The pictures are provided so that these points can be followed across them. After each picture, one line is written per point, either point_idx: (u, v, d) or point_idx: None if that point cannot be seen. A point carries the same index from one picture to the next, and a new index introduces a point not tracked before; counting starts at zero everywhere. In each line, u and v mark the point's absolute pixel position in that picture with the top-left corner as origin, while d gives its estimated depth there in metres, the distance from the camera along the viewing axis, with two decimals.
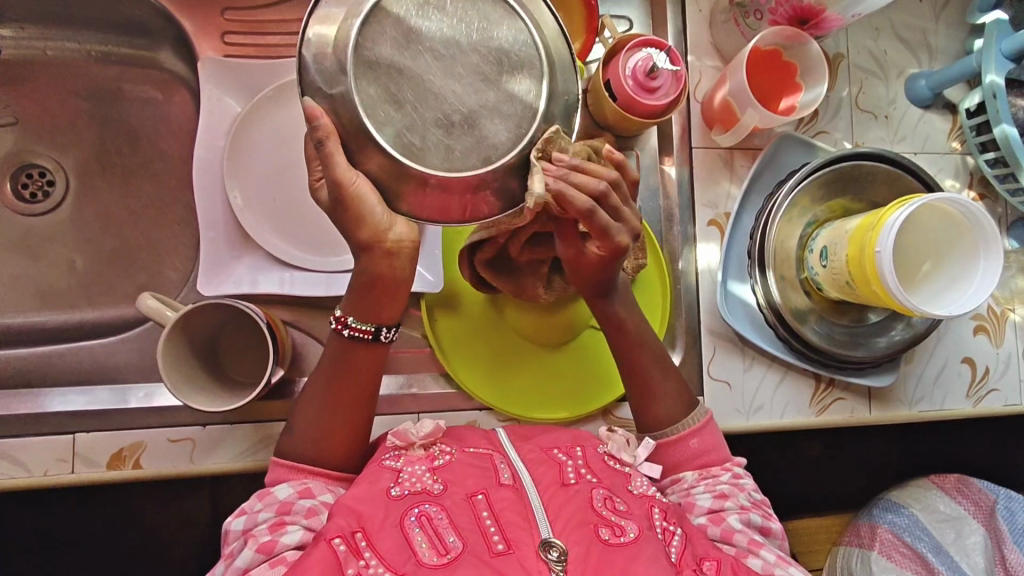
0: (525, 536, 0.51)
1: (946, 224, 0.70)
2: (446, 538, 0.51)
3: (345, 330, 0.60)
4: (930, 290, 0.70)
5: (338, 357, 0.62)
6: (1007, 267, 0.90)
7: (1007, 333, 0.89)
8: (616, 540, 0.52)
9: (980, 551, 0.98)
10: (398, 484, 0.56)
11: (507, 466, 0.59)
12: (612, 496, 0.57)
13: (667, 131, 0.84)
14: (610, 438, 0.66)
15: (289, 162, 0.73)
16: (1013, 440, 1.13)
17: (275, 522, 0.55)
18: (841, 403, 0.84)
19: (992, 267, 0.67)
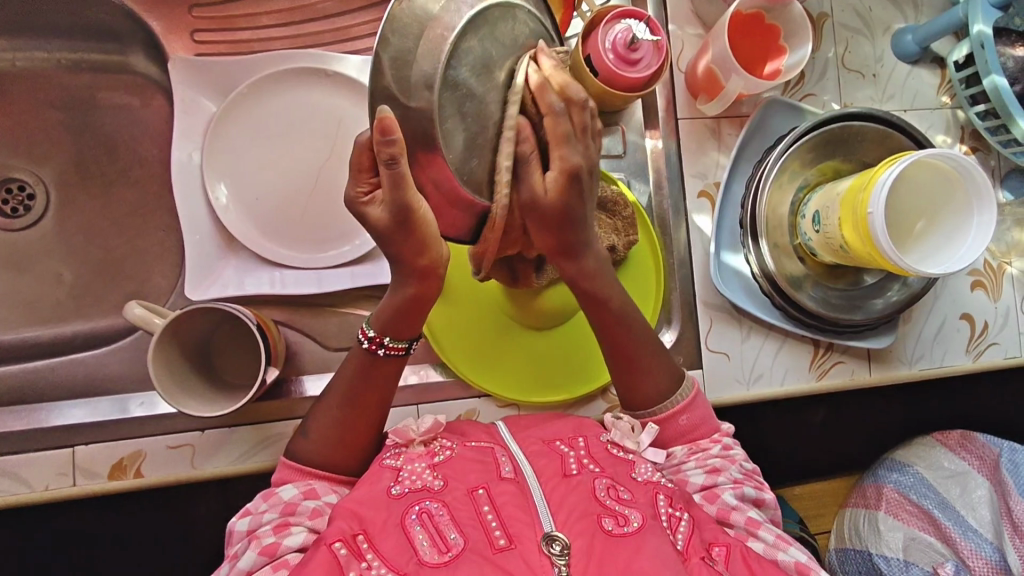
0: (528, 531, 0.51)
1: (938, 180, 0.69)
2: (448, 535, 0.52)
3: (381, 350, 0.62)
4: (926, 248, 0.69)
5: (361, 367, 0.64)
6: (1003, 220, 0.89)
7: (1005, 287, 0.88)
8: (619, 530, 0.52)
9: (986, 505, 0.98)
10: (399, 483, 0.57)
11: (508, 459, 0.59)
12: (616, 485, 0.57)
13: (651, 104, 0.82)
14: (614, 426, 0.66)
15: (271, 161, 0.72)
16: (1015, 392, 1.14)
17: (280, 524, 0.56)
18: (841, 367, 0.84)
19: (987, 222, 0.66)
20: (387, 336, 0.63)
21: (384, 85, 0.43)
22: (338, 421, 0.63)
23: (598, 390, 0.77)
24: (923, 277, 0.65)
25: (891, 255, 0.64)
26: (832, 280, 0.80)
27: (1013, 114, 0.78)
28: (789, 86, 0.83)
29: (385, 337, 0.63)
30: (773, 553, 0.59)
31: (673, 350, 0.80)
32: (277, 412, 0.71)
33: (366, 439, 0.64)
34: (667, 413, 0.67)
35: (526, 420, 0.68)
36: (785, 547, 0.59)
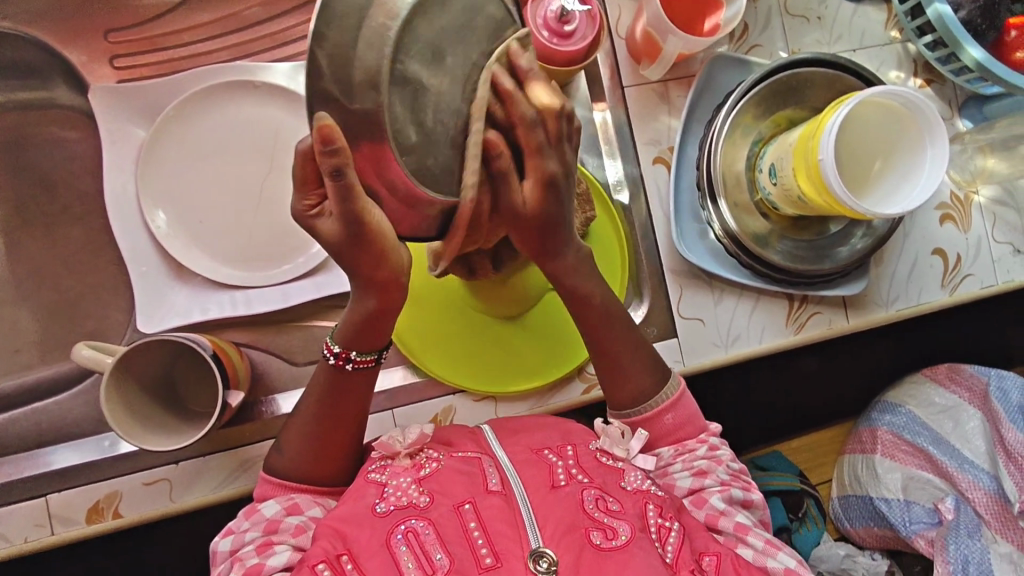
0: (515, 549, 0.50)
1: (888, 119, 0.67)
2: (433, 555, 0.51)
3: (348, 364, 0.60)
4: (883, 189, 0.68)
5: (330, 382, 0.62)
6: (964, 149, 0.88)
7: (974, 216, 0.87)
8: (608, 544, 0.51)
9: (981, 435, 0.97)
10: (383, 501, 0.56)
11: (495, 470, 0.58)
12: (605, 496, 0.56)
13: (595, 74, 0.80)
14: (604, 432, 0.65)
15: (210, 180, 0.69)
16: (996, 317, 1.14)
17: (262, 543, 0.55)
18: (818, 318, 0.83)
19: (939, 156, 0.64)
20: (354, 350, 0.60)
21: (324, 85, 0.38)
22: (312, 436, 0.62)
23: (574, 371, 0.76)
24: (882, 220, 0.64)
25: (846, 201, 0.62)
26: (797, 230, 0.79)
27: (959, 39, 0.77)
28: (734, 40, 0.82)
29: (353, 351, 0.60)
30: (762, 560, 0.58)
31: (646, 323, 0.79)
32: (252, 434, 0.70)
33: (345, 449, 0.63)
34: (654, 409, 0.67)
35: (511, 424, 0.67)
36: (774, 554, 0.58)
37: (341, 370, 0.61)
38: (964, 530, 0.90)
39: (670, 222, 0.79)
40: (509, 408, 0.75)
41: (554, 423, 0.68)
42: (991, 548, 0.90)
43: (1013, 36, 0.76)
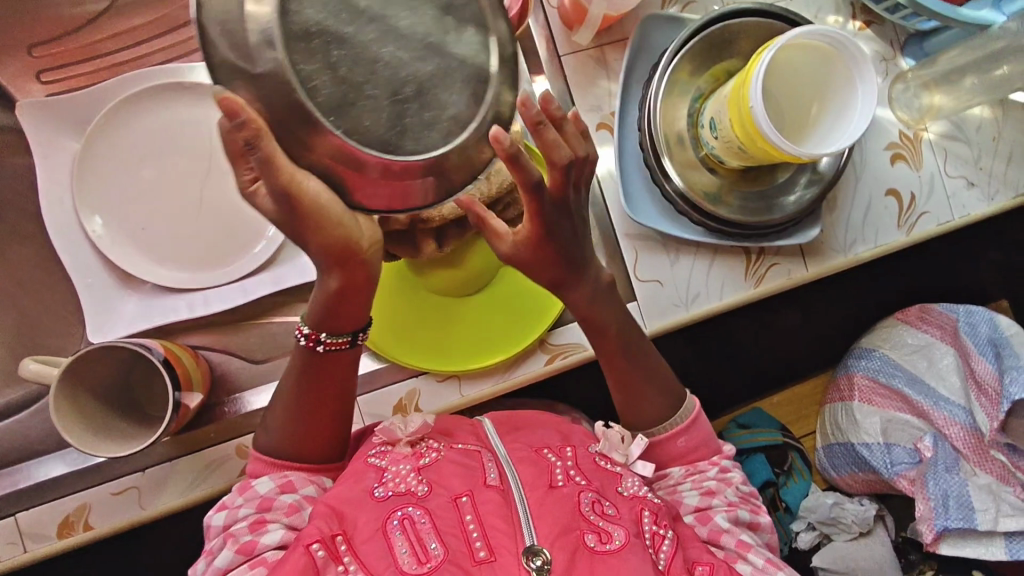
0: (509, 543, 0.52)
1: (819, 62, 0.67)
2: (428, 545, 0.53)
3: (319, 347, 0.57)
4: (822, 132, 0.68)
5: (307, 363, 0.60)
6: (908, 87, 0.87)
7: (925, 153, 0.87)
8: (602, 547, 0.53)
9: (954, 371, 0.98)
10: (383, 485, 0.58)
11: (494, 464, 0.60)
12: (601, 499, 0.58)
13: (530, 45, 0.79)
14: (605, 435, 0.68)
15: (148, 186, 0.69)
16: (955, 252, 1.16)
17: (256, 521, 0.56)
18: (776, 269, 0.83)
19: (870, 94, 0.65)
20: (324, 332, 0.57)
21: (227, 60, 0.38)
22: (298, 416, 0.62)
23: (535, 344, 0.77)
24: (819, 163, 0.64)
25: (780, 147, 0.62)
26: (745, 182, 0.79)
27: None
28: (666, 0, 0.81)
29: (323, 332, 0.57)
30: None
31: None
32: (217, 435, 0.70)
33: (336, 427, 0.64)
34: (668, 431, 0.69)
35: (513, 422, 0.70)
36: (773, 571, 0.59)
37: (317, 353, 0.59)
38: (941, 465, 0.91)
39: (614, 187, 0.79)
40: (473, 387, 0.75)
41: (558, 422, 0.71)
42: (969, 480, 0.90)
43: None
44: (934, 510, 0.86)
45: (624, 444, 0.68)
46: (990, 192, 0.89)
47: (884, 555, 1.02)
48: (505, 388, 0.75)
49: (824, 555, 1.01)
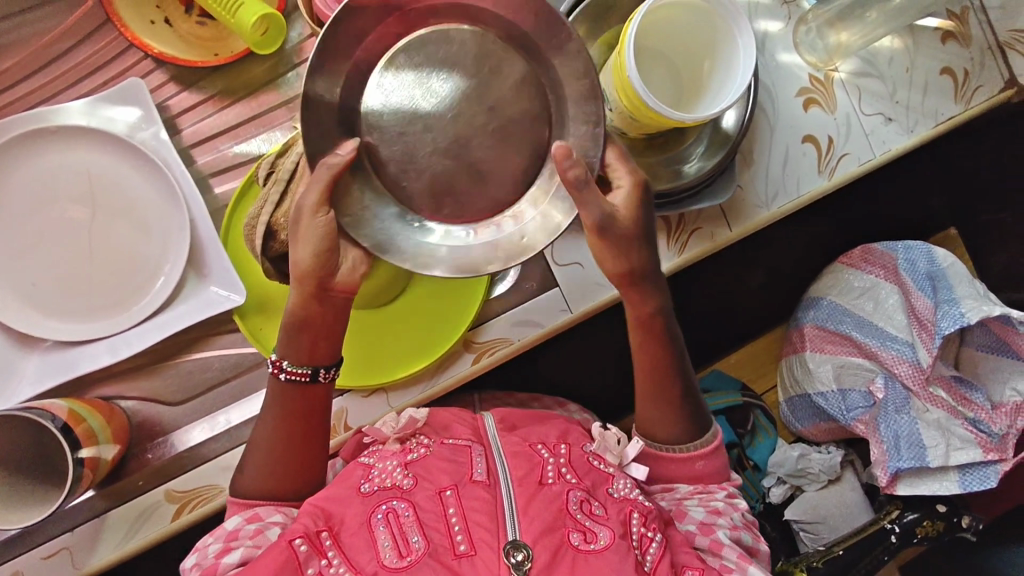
0: (489, 539, 0.54)
1: (696, 17, 0.66)
2: (410, 539, 0.55)
3: (281, 373, 0.63)
4: (713, 89, 0.67)
5: (279, 399, 0.64)
6: (811, 29, 0.84)
7: (838, 94, 0.85)
8: (586, 546, 0.55)
9: (901, 309, 0.95)
10: (369, 481, 0.62)
11: (482, 459, 0.62)
12: (590, 499, 0.60)
13: None
14: (601, 437, 0.70)
15: (31, 239, 0.67)
16: (889, 187, 1.16)
17: (223, 545, 0.57)
18: (700, 234, 0.81)
19: (749, 44, 0.64)
20: (287, 360, 0.64)
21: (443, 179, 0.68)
22: (268, 451, 0.64)
23: (460, 344, 0.75)
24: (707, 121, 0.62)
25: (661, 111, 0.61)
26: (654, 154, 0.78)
27: None
28: None
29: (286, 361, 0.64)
30: None
31: (523, 279, 0.77)
32: (150, 481, 0.69)
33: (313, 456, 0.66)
34: (685, 455, 0.71)
35: (511, 419, 0.72)
36: None
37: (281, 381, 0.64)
38: (892, 406, 0.91)
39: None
40: (401, 399, 0.74)
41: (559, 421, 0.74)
42: (919, 418, 0.90)
43: None
44: (886, 452, 0.88)
45: (617, 446, 0.70)
46: (909, 125, 0.87)
47: (853, 501, 1.02)
48: (432, 395, 0.74)
49: (795, 508, 1.01)
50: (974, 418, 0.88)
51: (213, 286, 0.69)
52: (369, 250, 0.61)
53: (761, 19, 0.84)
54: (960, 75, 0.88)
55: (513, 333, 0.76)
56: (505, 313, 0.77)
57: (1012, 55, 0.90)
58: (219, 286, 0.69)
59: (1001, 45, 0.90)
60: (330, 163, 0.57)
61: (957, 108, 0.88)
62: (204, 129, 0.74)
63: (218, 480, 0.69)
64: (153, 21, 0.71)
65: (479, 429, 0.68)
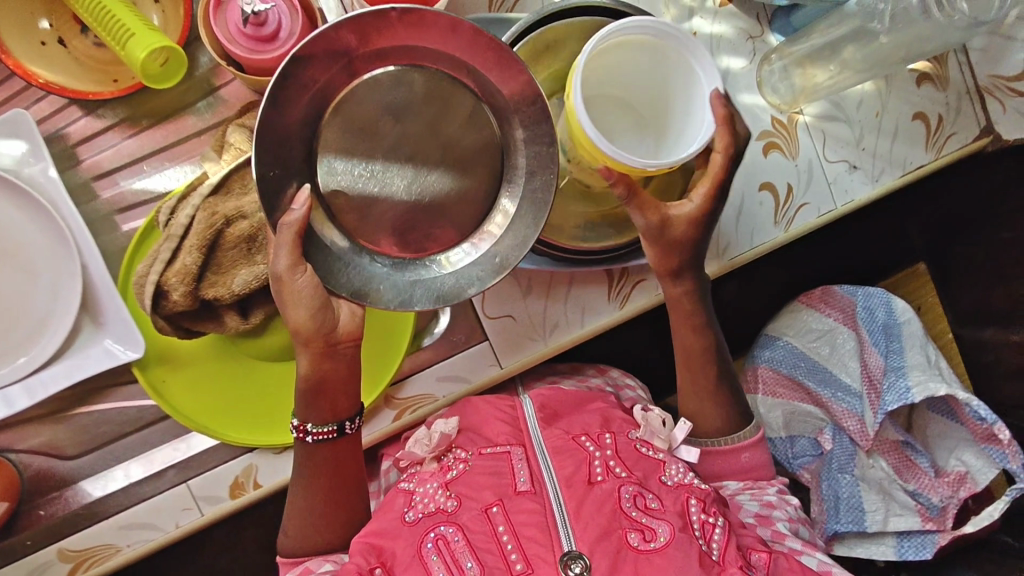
0: (546, 554, 0.56)
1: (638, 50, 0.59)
2: (463, 563, 0.56)
3: (308, 437, 0.61)
4: (676, 131, 0.62)
5: (304, 456, 0.62)
6: (776, 69, 0.78)
7: (801, 139, 0.79)
8: (646, 546, 0.58)
9: (855, 357, 0.92)
10: (412, 508, 0.62)
11: (523, 466, 0.64)
12: (643, 492, 0.62)
13: None
14: (646, 422, 0.72)
15: None
16: (859, 224, 1.11)
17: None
18: (643, 286, 0.76)
19: (711, 80, 0.58)
20: (310, 422, 0.61)
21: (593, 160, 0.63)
22: (307, 509, 0.63)
23: (380, 399, 0.72)
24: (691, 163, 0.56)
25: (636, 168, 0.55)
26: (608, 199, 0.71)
27: None
28: None
29: (309, 423, 0.61)
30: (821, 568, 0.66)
31: (450, 333, 0.73)
32: (43, 536, 0.66)
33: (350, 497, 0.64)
34: (731, 446, 0.75)
35: (552, 406, 0.72)
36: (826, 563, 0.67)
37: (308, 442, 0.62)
38: (835, 464, 0.88)
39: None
40: None
41: (600, 405, 0.73)
42: (862, 477, 0.87)
43: None
44: (826, 513, 0.85)
45: (663, 429, 0.72)
46: (874, 174, 0.82)
47: None
48: None
49: None
50: (913, 490, 0.87)
51: (108, 339, 0.64)
52: (348, 297, 0.55)
53: (723, 56, 0.77)
54: (933, 121, 0.82)
55: (438, 389, 0.73)
56: (430, 366, 0.73)
57: (992, 103, 0.83)
58: (114, 340, 0.64)
59: (980, 91, 0.83)
60: (287, 220, 0.51)
61: (927, 157, 0.83)
62: (106, 161, 0.68)
63: (115, 539, 0.67)
64: (44, 42, 0.64)
65: (520, 423, 0.69)
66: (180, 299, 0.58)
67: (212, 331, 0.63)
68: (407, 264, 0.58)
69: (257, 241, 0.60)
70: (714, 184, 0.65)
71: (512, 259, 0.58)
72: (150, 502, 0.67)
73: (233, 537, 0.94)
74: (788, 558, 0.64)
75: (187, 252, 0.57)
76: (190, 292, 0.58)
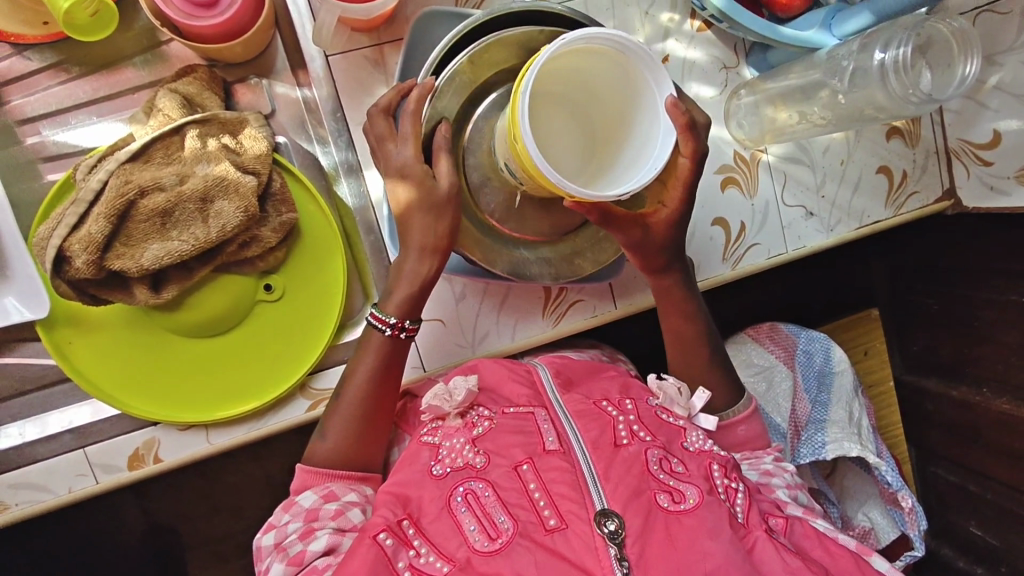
0: (579, 511, 0.51)
1: (598, 65, 0.53)
2: (497, 520, 0.53)
3: (404, 333, 0.63)
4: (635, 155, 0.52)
5: (387, 357, 0.63)
6: (751, 97, 0.76)
7: (762, 178, 0.78)
8: (676, 507, 0.53)
9: (789, 397, 0.90)
10: (439, 462, 0.58)
11: (550, 426, 0.59)
12: (668, 456, 0.58)
13: (289, 42, 0.69)
14: (662, 390, 0.68)
15: None
16: (824, 263, 1.11)
17: (304, 531, 0.57)
18: (580, 306, 0.75)
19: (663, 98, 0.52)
20: (408, 319, 0.63)
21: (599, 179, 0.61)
22: (361, 418, 0.63)
23: (295, 387, 0.68)
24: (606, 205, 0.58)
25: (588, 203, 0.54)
26: (565, 214, 0.67)
27: None
28: None
29: (407, 321, 0.63)
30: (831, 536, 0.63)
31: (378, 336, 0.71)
32: None
33: (388, 424, 0.65)
34: (730, 420, 0.71)
35: (568, 373, 0.68)
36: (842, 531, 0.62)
37: (400, 340, 0.63)
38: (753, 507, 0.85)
39: (381, 212, 0.67)
40: (222, 435, 0.67)
41: (615, 373, 0.70)
42: None
43: None
44: None
45: (682, 398, 0.68)
46: (830, 223, 0.80)
47: None
48: (256, 438, 0.67)
49: None
50: None
51: (12, 296, 0.63)
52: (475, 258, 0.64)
53: (694, 82, 0.76)
54: (896, 176, 0.82)
55: None
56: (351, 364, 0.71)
57: (956, 166, 0.83)
58: (16, 299, 0.62)
59: (947, 153, 0.83)
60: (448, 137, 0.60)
61: (886, 214, 0.82)
62: (30, 106, 0.67)
63: (3, 497, 0.64)
64: None
65: (538, 385, 0.65)
66: (82, 266, 0.57)
67: (120, 301, 0.61)
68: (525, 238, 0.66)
69: (172, 216, 0.59)
70: (682, 188, 0.63)
71: (585, 267, 0.68)
72: (43, 464, 0.64)
73: (156, 495, 0.94)
74: (803, 524, 0.60)
75: (93, 220, 0.57)
76: (93, 261, 0.57)
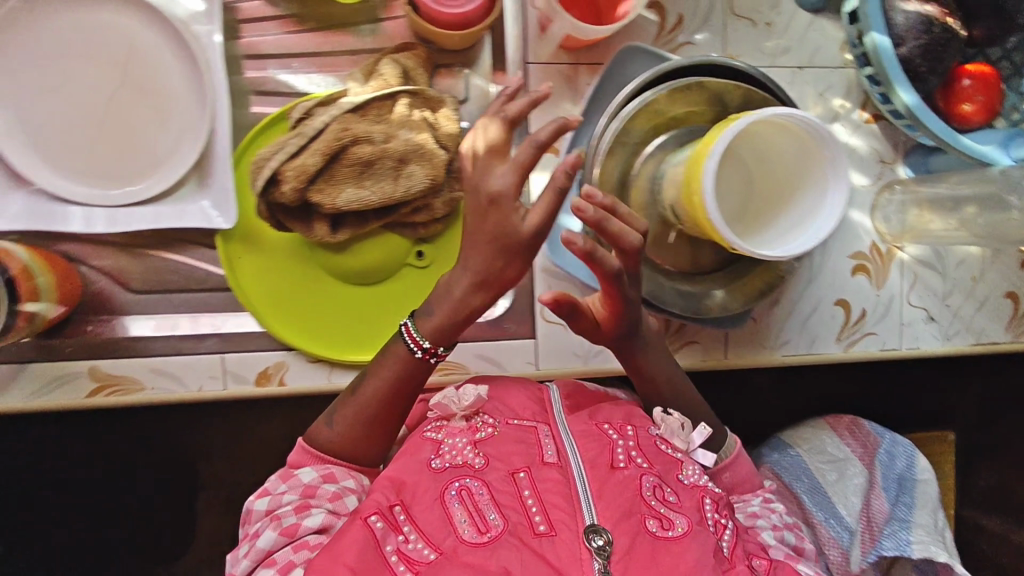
0: (570, 521, 0.49)
1: (780, 136, 0.59)
2: (487, 515, 0.49)
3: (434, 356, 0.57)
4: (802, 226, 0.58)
5: (407, 369, 0.57)
6: (896, 200, 0.80)
7: (892, 273, 0.80)
8: (665, 533, 0.50)
9: (860, 494, 0.89)
10: (439, 456, 0.54)
11: (551, 440, 0.55)
12: (663, 485, 0.54)
13: (499, 44, 0.74)
14: (664, 421, 0.62)
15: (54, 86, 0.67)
16: (954, 383, 1.02)
17: (300, 504, 0.52)
18: (691, 348, 0.78)
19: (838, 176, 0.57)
20: (442, 344, 0.58)
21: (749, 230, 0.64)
22: (370, 419, 0.57)
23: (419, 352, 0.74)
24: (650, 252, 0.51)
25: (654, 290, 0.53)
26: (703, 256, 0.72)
27: (892, 80, 0.70)
28: (662, 36, 0.75)
29: (439, 347, 0.58)
30: None
31: (506, 317, 0.76)
32: (82, 350, 0.70)
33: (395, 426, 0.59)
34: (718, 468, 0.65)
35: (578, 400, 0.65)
36: None
37: (430, 364, 0.58)
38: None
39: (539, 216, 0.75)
40: (344, 377, 0.72)
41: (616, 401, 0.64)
42: None
43: (965, 84, 0.71)
44: None
45: (684, 431, 0.62)
46: (948, 332, 0.82)
47: None
48: None
49: None
50: None
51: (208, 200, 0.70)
52: None
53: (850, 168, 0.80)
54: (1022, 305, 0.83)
55: (472, 364, 0.75)
56: (471, 342, 0.75)
57: None
58: (211, 203, 0.70)
59: None
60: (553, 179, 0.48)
61: (1005, 337, 0.83)
62: (263, 45, 0.74)
63: (143, 378, 0.70)
64: None
65: (545, 401, 0.61)
66: (288, 192, 0.63)
67: (298, 232, 0.67)
68: (662, 271, 0.71)
69: (371, 167, 0.65)
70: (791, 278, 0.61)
71: (712, 310, 0.71)
72: (188, 358, 0.70)
73: None
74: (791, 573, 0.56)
75: (310, 153, 0.63)
76: (298, 190, 0.63)
